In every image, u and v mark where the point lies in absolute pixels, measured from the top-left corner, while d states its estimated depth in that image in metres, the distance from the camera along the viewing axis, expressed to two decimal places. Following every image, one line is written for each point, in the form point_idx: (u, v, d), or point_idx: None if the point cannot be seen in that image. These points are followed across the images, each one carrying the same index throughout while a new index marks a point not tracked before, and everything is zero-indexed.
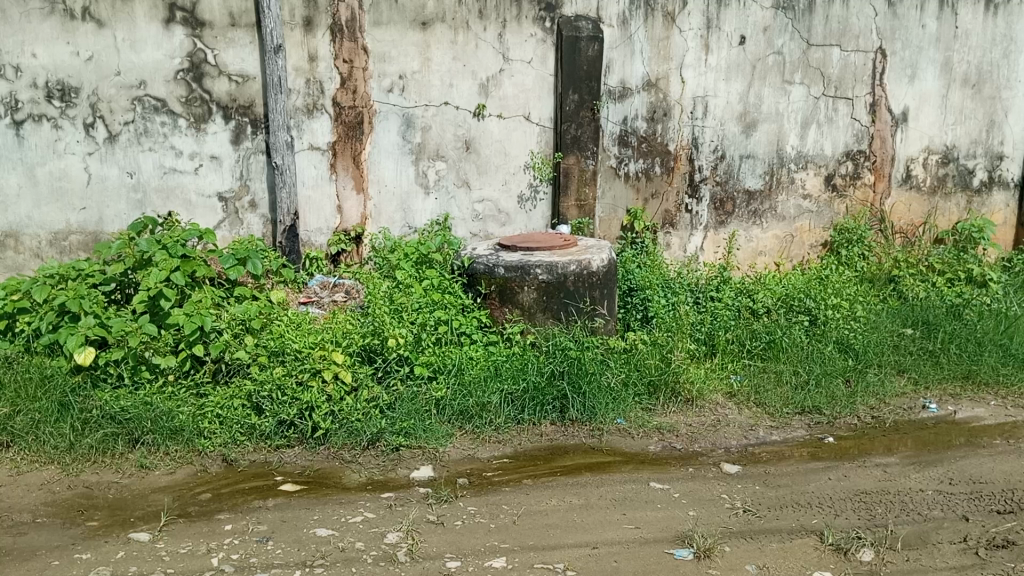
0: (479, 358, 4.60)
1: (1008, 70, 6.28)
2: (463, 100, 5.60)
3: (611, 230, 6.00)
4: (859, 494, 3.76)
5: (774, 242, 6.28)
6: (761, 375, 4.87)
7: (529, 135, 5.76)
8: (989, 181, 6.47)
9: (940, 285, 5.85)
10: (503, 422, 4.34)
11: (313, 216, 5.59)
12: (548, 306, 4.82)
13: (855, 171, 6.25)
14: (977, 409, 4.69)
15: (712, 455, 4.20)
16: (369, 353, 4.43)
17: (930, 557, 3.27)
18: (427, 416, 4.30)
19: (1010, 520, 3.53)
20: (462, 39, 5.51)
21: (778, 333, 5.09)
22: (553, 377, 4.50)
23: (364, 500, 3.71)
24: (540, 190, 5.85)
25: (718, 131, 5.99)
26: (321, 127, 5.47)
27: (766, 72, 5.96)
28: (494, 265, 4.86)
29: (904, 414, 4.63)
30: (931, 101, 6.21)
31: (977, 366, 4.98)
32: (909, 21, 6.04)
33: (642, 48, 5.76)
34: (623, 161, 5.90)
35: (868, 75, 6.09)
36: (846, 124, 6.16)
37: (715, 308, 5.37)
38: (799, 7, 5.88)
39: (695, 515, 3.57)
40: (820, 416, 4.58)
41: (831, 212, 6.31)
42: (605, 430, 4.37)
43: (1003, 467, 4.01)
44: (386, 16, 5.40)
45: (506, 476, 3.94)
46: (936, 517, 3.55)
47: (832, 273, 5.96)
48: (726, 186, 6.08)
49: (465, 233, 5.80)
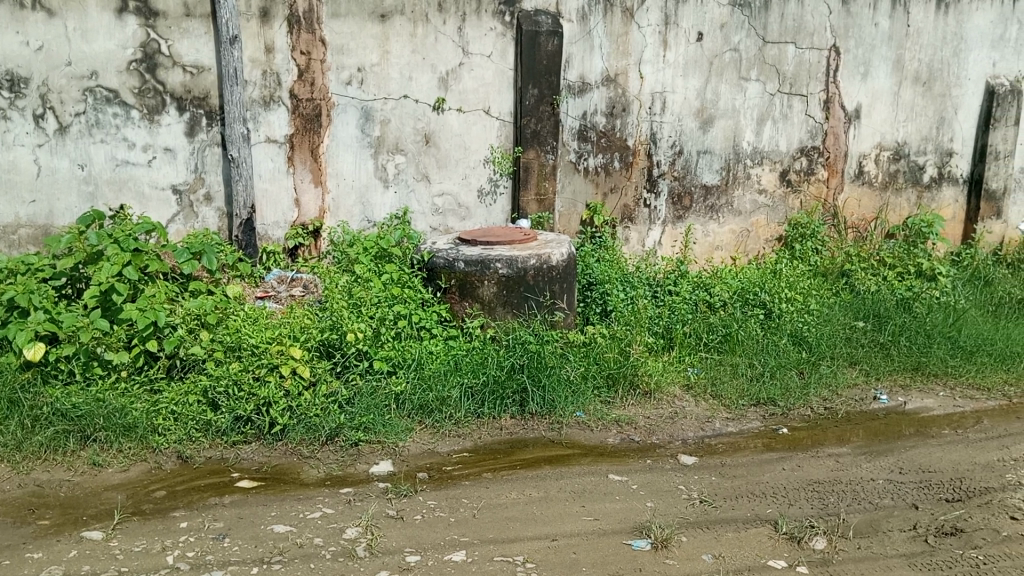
0: (439, 352, 4.61)
1: (958, 68, 6.43)
2: (423, 93, 5.58)
3: (570, 224, 6.03)
4: (812, 483, 3.84)
5: (730, 237, 6.37)
6: (718, 368, 4.95)
7: (489, 129, 5.76)
8: (939, 177, 6.63)
9: (891, 278, 6.00)
10: (463, 416, 4.35)
11: (270, 209, 5.52)
12: (508, 300, 4.83)
13: (809, 167, 6.36)
14: (926, 400, 4.81)
15: (670, 446, 4.25)
16: (328, 347, 4.39)
17: (881, 544, 3.34)
18: (386, 410, 4.28)
19: (959, 507, 3.61)
20: (422, 32, 5.48)
21: (733, 327, 5.18)
22: (514, 370, 4.51)
23: (323, 496, 3.68)
24: (500, 183, 5.85)
25: (676, 126, 6.04)
26: (278, 120, 5.41)
27: (723, 69, 6.03)
28: (454, 259, 4.85)
29: (855, 404, 4.74)
30: (883, 98, 6.34)
31: (926, 358, 5.10)
32: (862, 19, 6.15)
33: (601, 43, 5.79)
34: (582, 156, 5.92)
35: (823, 72, 6.20)
36: (801, 120, 6.26)
37: (673, 302, 5.42)
38: (755, 4, 5.96)
39: (653, 507, 3.61)
40: (774, 408, 4.66)
41: (785, 207, 6.41)
42: (564, 423, 4.39)
43: (951, 456, 4.12)
44: (345, 8, 5.34)
45: (465, 470, 3.95)
46: (887, 506, 3.63)
47: (787, 266, 6.07)
48: (684, 181, 6.14)
49: (425, 227, 5.77)
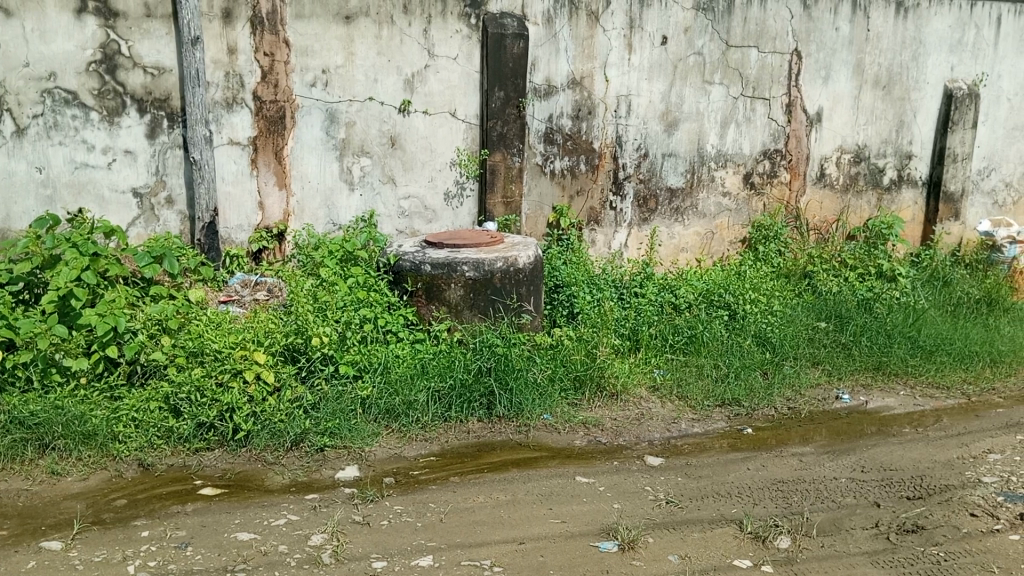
0: (406, 356, 4.58)
1: (917, 73, 6.55)
2: (389, 96, 5.55)
3: (537, 227, 6.03)
4: (776, 483, 3.88)
5: (695, 239, 6.42)
6: (684, 369, 4.99)
7: (455, 132, 5.75)
8: (898, 179, 6.74)
9: (852, 279, 6.09)
10: (430, 420, 4.32)
11: (233, 212, 5.45)
12: (475, 303, 4.82)
13: (772, 169, 6.44)
14: (887, 399, 4.88)
15: (636, 448, 4.27)
16: (292, 352, 4.35)
17: (844, 543, 3.38)
18: (352, 415, 4.24)
19: (920, 504, 3.67)
20: (387, 34, 5.46)
21: (698, 328, 5.23)
22: (480, 373, 4.51)
23: (288, 502, 3.65)
24: (467, 186, 5.84)
25: (641, 129, 6.08)
26: (241, 122, 5.35)
27: (687, 72, 6.08)
28: (420, 262, 4.83)
29: (818, 404, 4.80)
30: (843, 102, 6.44)
31: (887, 358, 5.19)
32: (824, 23, 6.24)
33: (567, 46, 5.81)
34: (549, 158, 5.93)
35: (785, 75, 6.28)
36: (763, 124, 6.34)
37: (639, 304, 5.46)
38: (718, 8, 6.02)
39: (620, 508, 3.63)
40: (739, 408, 4.70)
41: (748, 209, 6.48)
42: (531, 425, 4.39)
43: (912, 454, 4.18)
44: (309, 9, 5.30)
45: (433, 474, 3.93)
46: (849, 504, 3.68)
47: (750, 268, 6.15)
48: (650, 184, 6.18)
49: (391, 230, 5.73)
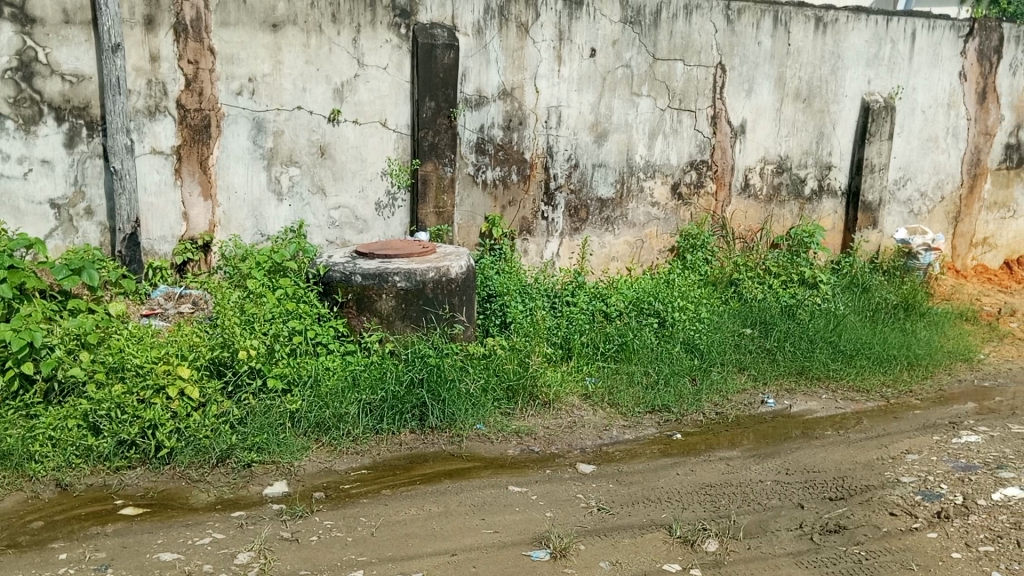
0: (337, 368, 4.53)
1: (835, 86, 6.78)
2: (318, 105, 5.49)
3: (470, 236, 6.04)
4: (704, 487, 3.95)
5: (625, 248, 6.51)
6: (615, 376, 5.06)
7: (385, 141, 5.71)
8: (819, 190, 6.96)
9: (776, 286, 6.27)
10: (361, 432, 4.28)
11: (156, 223, 5.31)
12: (407, 313, 4.80)
13: (698, 180, 6.58)
14: (810, 402, 5.03)
15: (569, 455, 4.31)
16: (218, 366, 4.27)
17: (769, 544, 3.46)
18: (281, 429, 4.17)
19: (841, 504, 3.78)
20: (315, 42, 5.40)
21: (628, 336, 5.31)
22: (412, 385, 4.48)
23: (214, 520, 3.56)
24: (398, 196, 5.81)
25: (571, 140, 6.14)
26: (164, 131, 5.22)
27: (615, 84, 6.18)
28: (351, 272, 4.78)
29: (744, 408, 4.91)
30: (765, 114, 6.62)
31: (809, 362, 5.34)
32: (746, 38, 6.42)
33: (497, 57, 5.84)
34: (480, 169, 5.95)
35: (709, 88, 6.43)
36: (690, 135, 6.48)
37: (571, 312, 5.53)
38: (645, 22, 6.14)
39: (552, 516, 3.65)
40: (669, 414, 4.78)
41: (676, 218, 6.61)
42: (464, 436, 4.38)
43: (834, 456, 4.31)
44: (234, 16, 5.22)
45: (364, 487, 3.89)
46: (774, 506, 3.77)
47: (679, 276, 6.28)
48: (581, 194, 6.25)
49: (321, 240, 5.67)
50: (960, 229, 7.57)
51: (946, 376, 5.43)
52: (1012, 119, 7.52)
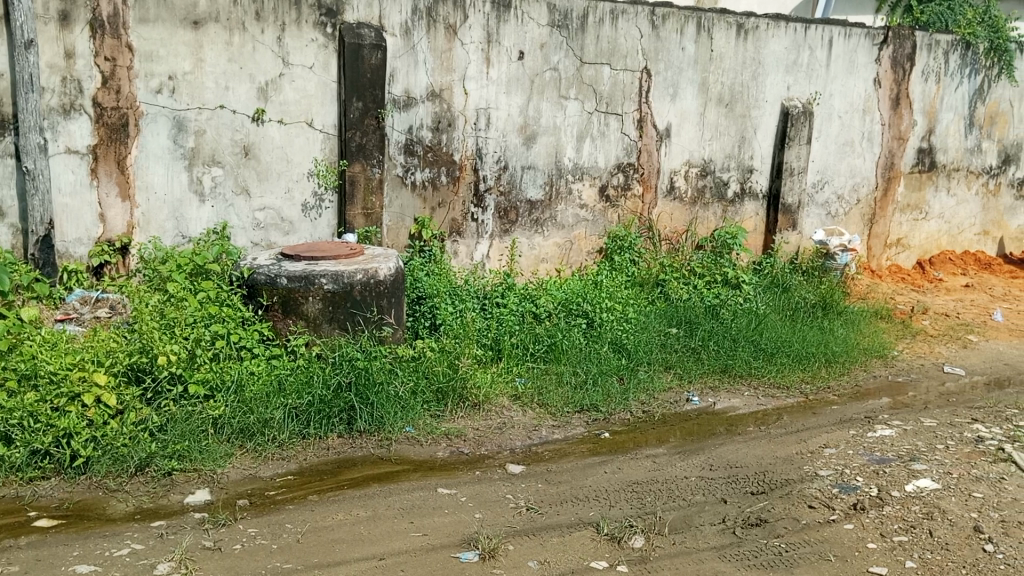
0: (261, 373, 4.44)
1: (756, 91, 6.97)
2: (241, 104, 5.38)
3: (399, 238, 6.01)
4: (631, 484, 4.02)
5: (554, 250, 6.57)
6: (544, 377, 5.09)
7: (312, 142, 5.63)
8: (741, 192, 7.14)
9: (700, 287, 6.42)
10: (287, 437, 4.21)
11: (71, 224, 5.13)
12: (334, 316, 4.74)
13: (625, 182, 6.68)
14: (733, 400, 5.15)
15: (498, 456, 4.32)
16: (137, 372, 4.15)
17: (694, 539, 3.54)
18: (203, 436, 4.07)
19: (762, 498, 3.88)
20: (238, 41, 5.30)
21: (557, 337, 5.36)
22: (340, 389, 4.43)
23: (132, 530, 3.46)
24: (325, 198, 5.74)
25: (500, 142, 6.16)
26: (79, 129, 5.05)
27: (543, 87, 6.22)
28: (276, 275, 4.70)
29: (669, 407, 5.00)
30: (690, 118, 6.75)
31: (732, 360, 5.48)
32: (670, 43, 6.55)
33: (425, 58, 5.82)
34: (409, 170, 5.92)
35: (635, 92, 6.54)
36: (617, 138, 6.57)
37: (500, 314, 5.54)
38: (572, 26, 6.22)
39: (481, 517, 3.66)
40: (597, 414, 4.84)
41: (604, 220, 6.69)
42: (393, 439, 4.35)
43: (756, 451, 4.43)
44: (153, 13, 5.07)
45: (290, 494, 3.83)
46: (698, 502, 3.86)
47: (607, 277, 6.37)
48: (510, 196, 6.28)
49: (246, 242, 5.56)
50: (874, 231, 7.86)
51: (862, 372, 5.63)
52: (924, 124, 7.78)
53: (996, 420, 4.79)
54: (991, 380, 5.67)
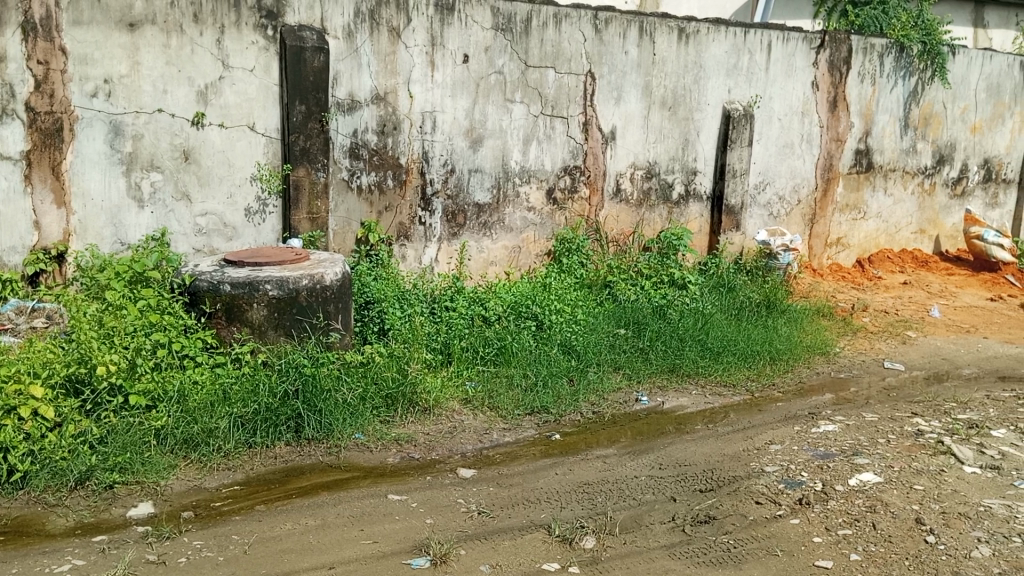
0: (205, 382, 4.34)
1: (699, 95, 7.06)
2: (180, 108, 5.27)
3: (346, 243, 5.94)
4: (582, 485, 4.03)
5: (503, 252, 6.56)
6: (494, 380, 5.08)
7: (254, 146, 5.54)
8: (686, 194, 7.22)
9: (648, 287, 6.50)
10: (233, 447, 4.12)
11: (4, 232, 4.96)
12: (279, 323, 4.65)
13: (572, 185, 6.72)
14: (681, 399, 5.21)
15: (449, 461, 4.30)
16: (75, 384, 4.03)
17: (644, 538, 3.56)
18: (145, 448, 3.97)
19: (711, 495, 3.93)
20: (176, 43, 5.19)
21: (507, 340, 5.36)
22: (287, 396, 4.35)
23: (73, 546, 3.37)
24: (269, 202, 5.64)
25: (446, 145, 6.14)
26: (12, 135, 4.89)
27: (489, 90, 6.22)
28: (218, 281, 4.59)
29: (619, 407, 5.04)
30: (634, 121, 6.82)
31: (680, 360, 5.54)
32: (614, 47, 6.61)
33: (369, 62, 5.78)
34: (355, 174, 5.86)
35: (580, 95, 6.58)
36: (563, 141, 6.60)
37: (449, 318, 5.52)
38: (516, 30, 6.24)
39: (432, 523, 3.63)
40: (548, 415, 4.85)
41: (552, 223, 6.71)
42: (343, 446, 4.30)
43: (703, 449, 4.48)
44: (87, 15, 4.94)
45: (236, 504, 3.75)
46: (648, 500, 3.89)
47: (555, 280, 6.40)
48: (457, 199, 6.25)
49: (187, 249, 5.44)
50: (815, 230, 8.03)
51: (806, 369, 5.74)
52: (860, 126, 7.98)
53: (935, 414, 4.93)
54: (930, 375, 5.83)
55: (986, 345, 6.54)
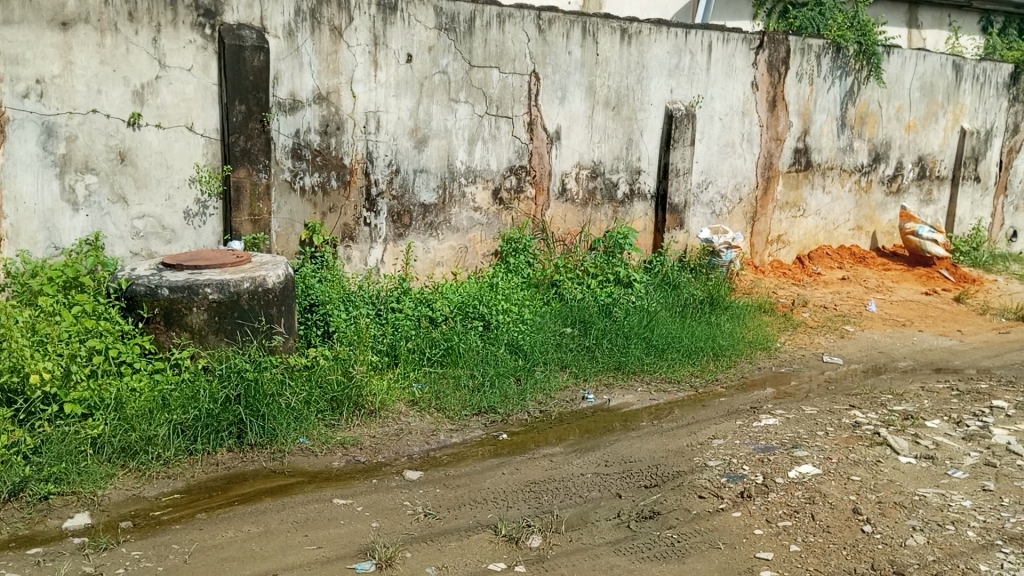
0: (144, 389, 4.26)
1: (642, 95, 7.14)
2: (115, 108, 5.14)
3: (289, 245, 5.87)
4: (529, 484, 4.05)
5: (449, 253, 6.54)
6: (441, 381, 5.07)
7: (193, 146, 5.43)
8: (630, 193, 7.29)
9: (594, 286, 6.55)
10: (173, 455, 4.05)
11: None
12: (220, 327, 4.56)
13: (518, 185, 6.73)
14: (627, 396, 5.26)
15: (395, 463, 4.27)
16: (8, 393, 3.93)
17: (590, 535, 3.59)
18: (82, 457, 3.87)
19: (655, 491, 3.98)
20: (111, 42, 5.06)
21: (454, 340, 5.35)
22: (229, 402, 4.28)
23: (6, 560, 3.27)
24: (209, 204, 5.54)
25: (391, 145, 6.10)
26: None
27: (433, 90, 6.20)
28: (156, 286, 4.49)
29: (565, 405, 5.07)
30: (579, 121, 6.86)
31: (626, 358, 5.59)
32: (557, 47, 6.65)
33: (310, 61, 5.71)
34: (297, 175, 5.79)
35: (525, 95, 6.60)
36: (508, 141, 6.61)
37: (396, 319, 5.48)
38: (460, 29, 6.23)
39: (378, 526, 3.61)
40: (495, 415, 4.86)
41: (498, 223, 6.72)
42: (287, 451, 4.25)
43: (649, 445, 4.53)
44: (18, 14, 4.79)
45: (176, 513, 3.68)
46: (594, 498, 3.92)
47: (502, 280, 6.41)
48: (402, 200, 6.22)
49: (124, 252, 5.31)
50: (757, 228, 8.17)
51: (748, 364, 5.85)
52: (799, 126, 8.15)
53: (871, 406, 5.06)
54: (868, 367, 5.99)
55: (921, 337, 6.74)
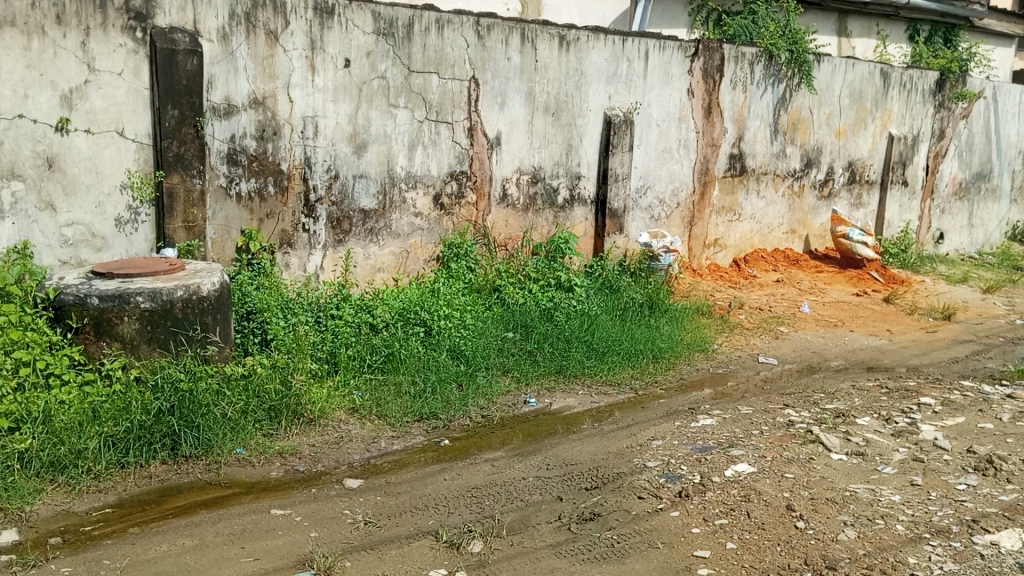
0: (74, 402, 4.15)
1: (581, 101, 7.21)
2: (43, 113, 5.00)
3: (225, 251, 5.77)
4: (470, 489, 4.05)
5: (390, 259, 6.51)
6: (381, 388, 5.04)
7: (124, 152, 5.30)
8: (571, 198, 7.35)
9: (535, 291, 6.59)
10: (104, 468, 3.95)
11: None
12: (153, 336, 4.46)
13: (459, 190, 6.73)
14: (568, 399, 5.30)
15: (335, 472, 4.23)
16: None
17: (531, 538, 3.61)
18: (8, 473, 3.77)
19: (596, 493, 4.02)
20: (38, 45, 4.92)
21: (394, 346, 5.32)
22: (162, 413, 4.19)
23: None
24: (141, 210, 5.41)
25: (330, 151, 6.04)
26: None
27: (372, 95, 6.17)
28: (86, 295, 4.37)
29: (507, 410, 5.08)
30: (519, 127, 6.90)
31: (567, 361, 5.64)
32: (496, 53, 6.67)
33: (245, 65, 5.63)
34: (233, 180, 5.70)
35: (465, 101, 6.61)
36: (448, 146, 6.60)
37: (336, 326, 5.43)
38: (398, 35, 6.21)
39: (316, 536, 3.57)
40: (436, 421, 4.85)
41: (439, 229, 6.70)
42: (223, 462, 4.17)
43: (589, 448, 4.57)
44: None
45: (108, 528, 3.58)
46: (535, 501, 3.94)
47: (444, 285, 6.40)
48: (342, 206, 6.17)
49: (52, 261, 5.15)
50: (694, 232, 8.32)
51: (686, 366, 5.95)
52: (734, 132, 8.32)
53: (805, 405, 5.19)
54: (801, 367, 6.14)
55: (852, 337, 6.94)
